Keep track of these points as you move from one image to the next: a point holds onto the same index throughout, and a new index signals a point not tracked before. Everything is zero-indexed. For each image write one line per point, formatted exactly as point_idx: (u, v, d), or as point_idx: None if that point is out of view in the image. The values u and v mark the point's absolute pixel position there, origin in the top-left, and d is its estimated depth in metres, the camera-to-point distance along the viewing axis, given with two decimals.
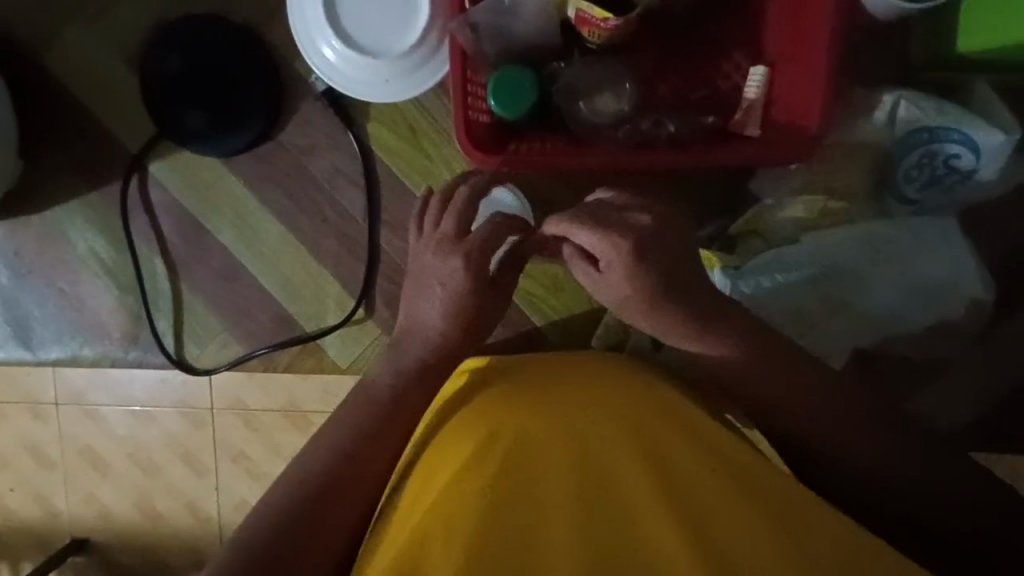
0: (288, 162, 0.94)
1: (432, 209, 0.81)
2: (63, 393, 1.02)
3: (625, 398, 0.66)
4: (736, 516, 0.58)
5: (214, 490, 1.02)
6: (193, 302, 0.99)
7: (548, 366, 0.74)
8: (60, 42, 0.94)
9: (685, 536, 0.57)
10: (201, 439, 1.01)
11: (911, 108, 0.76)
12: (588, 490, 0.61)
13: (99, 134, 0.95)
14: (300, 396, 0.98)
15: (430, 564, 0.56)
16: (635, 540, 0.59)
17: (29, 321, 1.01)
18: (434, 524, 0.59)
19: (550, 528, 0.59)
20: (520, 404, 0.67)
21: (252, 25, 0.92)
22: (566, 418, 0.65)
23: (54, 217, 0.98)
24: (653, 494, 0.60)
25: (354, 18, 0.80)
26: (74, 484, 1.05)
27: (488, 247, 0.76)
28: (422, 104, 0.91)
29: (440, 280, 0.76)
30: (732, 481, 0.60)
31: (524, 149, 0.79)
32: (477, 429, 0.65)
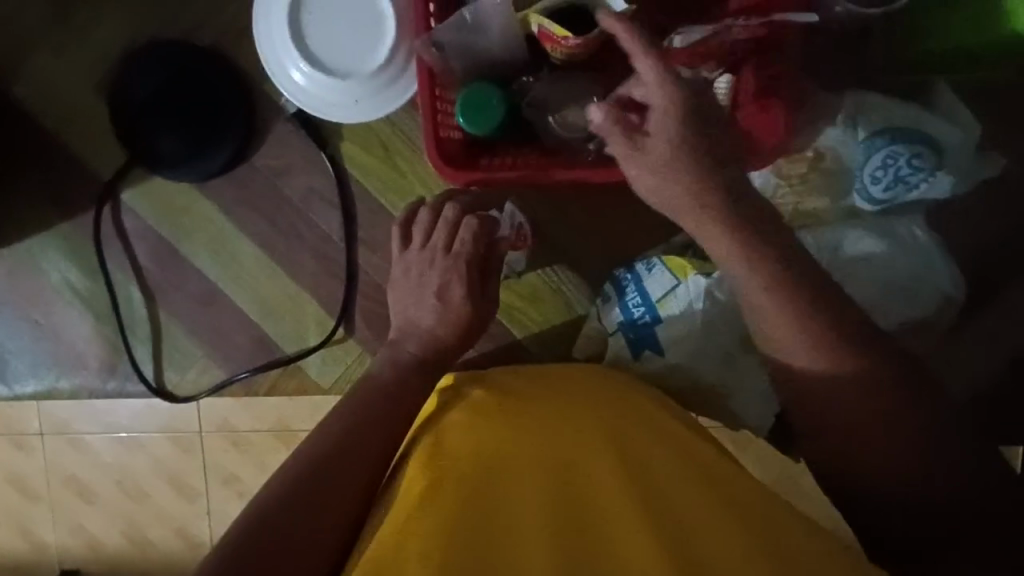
0: (262, 185, 0.94)
1: (421, 223, 0.81)
2: (47, 424, 1.00)
3: (604, 418, 0.68)
4: (714, 517, 0.58)
5: (201, 515, 1.02)
6: (172, 328, 0.98)
7: (535, 377, 0.76)
8: (27, 73, 0.93)
9: (663, 533, 0.57)
10: (188, 464, 1.00)
11: (870, 112, 0.78)
12: (566, 501, 0.60)
13: (69, 164, 0.95)
14: (289, 416, 0.97)
15: (406, 552, 0.55)
16: (613, 543, 0.57)
17: (4, 356, 0.99)
18: (408, 533, 0.57)
19: (528, 523, 0.58)
20: (508, 412, 0.68)
21: (218, 48, 0.91)
22: (552, 426, 0.66)
23: (27, 249, 0.97)
24: (633, 504, 0.59)
25: (322, 40, 0.80)
26: (59, 516, 1.03)
27: (473, 256, 0.79)
28: (394, 123, 0.91)
29: (432, 295, 0.79)
30: (708, 489, 0.61)
31: (499, 163, 0.81)
32: (465, 436, 0.66)
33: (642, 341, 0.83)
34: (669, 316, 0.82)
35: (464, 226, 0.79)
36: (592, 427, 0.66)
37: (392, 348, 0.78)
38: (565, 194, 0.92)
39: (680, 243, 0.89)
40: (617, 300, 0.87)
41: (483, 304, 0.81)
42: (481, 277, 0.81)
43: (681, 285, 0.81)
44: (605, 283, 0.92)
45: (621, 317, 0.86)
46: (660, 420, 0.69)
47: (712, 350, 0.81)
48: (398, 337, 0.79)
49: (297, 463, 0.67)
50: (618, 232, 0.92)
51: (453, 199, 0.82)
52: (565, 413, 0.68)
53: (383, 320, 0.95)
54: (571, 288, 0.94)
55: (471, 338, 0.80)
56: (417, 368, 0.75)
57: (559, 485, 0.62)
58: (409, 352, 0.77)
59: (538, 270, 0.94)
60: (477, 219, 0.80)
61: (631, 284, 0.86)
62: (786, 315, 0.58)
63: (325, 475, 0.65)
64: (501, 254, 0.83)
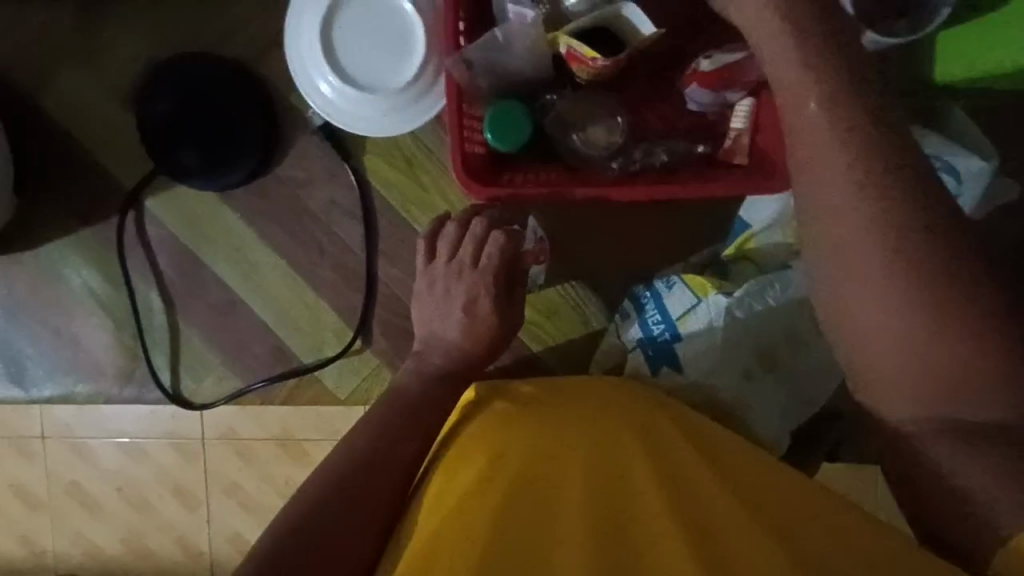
0: (285, 196, 0.95)
1: (446, 237, 0.82)
2: (49, 428, 1.01)
3: (632, 419, 0.71)
4: (739, 516, 0.60)
5: (206, 525, 1.02)
6: (191, 337, 0.98)
7: (560, 383, 0.78)
8: (57, 83, 0.95)
9: (691, 533, 0.59)
10: (190, 471, 1.01)
11: None
12: (599, 496, 0.63)
13: (94, 172, 0.96)
14: (295, 425, 0.98)
15: (448, 554, 0.58)
16: (642, 543, 0.59)
17: (22, 361, 1.00)
18: (447, 535, 0.60)
19: (560, 521, 0.61)
20: (537, 419, 0.71)
21: (245, 61, 0.93)
22: (581, 431, 0.69)
23: (49, 256, 0.98)
24: (662, 504, 0.62)
25: (351, 55, 0.81)
26: (57, 522, 1.03)
27: (500, 269, 0.80)
28: (419, 137, 0.93)
29: (455, 308, 0.80)
30: (733, 488, 0.63)
31: (520, 178, 0.81)
32: (495, 442, 0.68)
33: (660, 358, 0.84)
34: (688, 333, 0.83)
35: (491, 240, 0.80)
36: (620, 433, 0.69)
37: (419, 359, 0.81)
38: (586, 211, 0.93)
39: (699, 262, 0.91)
40: (637, 316, 0.88)
41: (511, 317, 0.82)
42: (507, 288, 0.82)
43: (701, 304, 0.83)
44: (623, 300, 0.93)
45: (640, 334, 0.87)
46: (686, 420, 0.72)
47: (730, 368, 0.81)
48: (422, 349, 0.82)
49: (313, 490, 0.68)
50: (638, 249, 0.93)
51: (480, 213, 0.82)
52: (592, 419, 0.71)
53: (402, 332, 0.96)
54: (590, 302, 0.95)
55: (496, 351, 0.82)
56: (442, 379, 0.79)
57: (592, 481, 0.64)
58: (436, 363, 0.80)
59: (558, 285, 0.95)
60: (504, 234, 0.80)
61: (651, 301, 0.87)
62: (850, 170, 0.56)
63: (345, 502, 0.66)
64: (525, 267, 0.84)
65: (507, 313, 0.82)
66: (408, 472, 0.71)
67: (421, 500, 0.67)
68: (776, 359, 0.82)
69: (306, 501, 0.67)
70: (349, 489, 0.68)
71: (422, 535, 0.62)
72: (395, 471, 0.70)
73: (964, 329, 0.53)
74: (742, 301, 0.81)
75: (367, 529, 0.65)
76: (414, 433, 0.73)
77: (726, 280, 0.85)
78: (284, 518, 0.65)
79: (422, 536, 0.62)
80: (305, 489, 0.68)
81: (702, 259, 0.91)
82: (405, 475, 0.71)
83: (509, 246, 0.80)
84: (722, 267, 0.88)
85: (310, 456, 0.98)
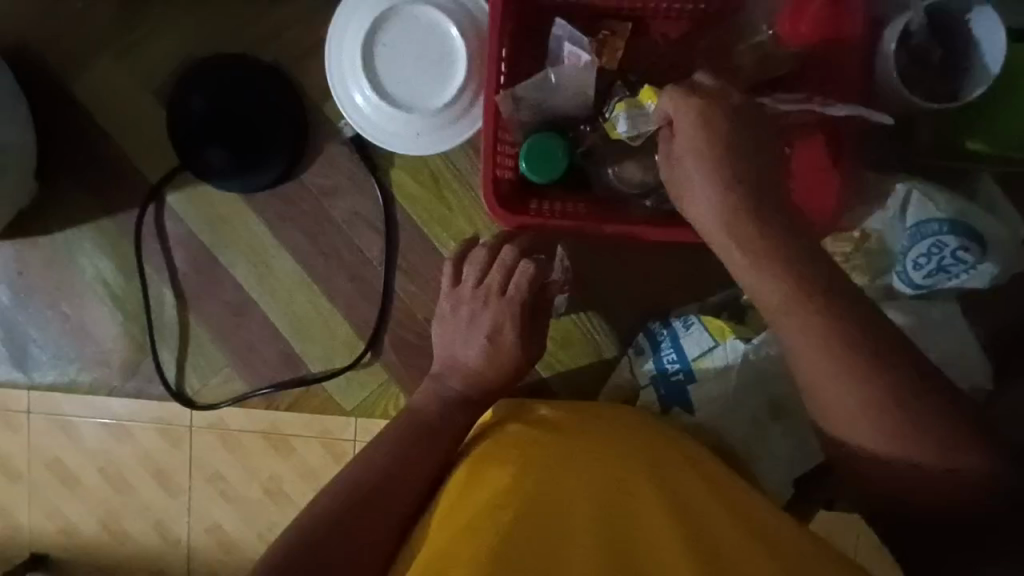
0: (308, 202, 0.94)
1: (476, 259, 0.82)
2: (37, 404, 1.00)
3: (651, 455, 0.71)
4: (748, 546, 0.61)
5: (186, 512, 1.01)
6: (201, 335, 0.97)
7: (576, 410, 0.80)
8: (88, 69, 0.94)
9: (702, 557, 0.60)
10: (176, 458, 1.00)
11: (922, 199, 0.79)
12: (612, 523, 0.63)
13: (118, 162, 0.95)
14: (282, 422, 0.97)
15: (458, 557, 0.59)
16: (651, 561, 0.60)
17: (26, 343, 0.99)
18: (456, 549, 0.61)
19: (571, 538, 0.62)
20: (552, 440, 0.72)
21: (282, 66, 0.92)
22: (595, 455, 0.70)
23: (64, 241, 0.97)
24: (673, 528, 0.63)
25: (390, 70, 0.81)
26: (41, 500, 1.03)
27: (527, 299, 0.80)
28: (449, 158, 0.92)
29: (475, 334, 0.81)
30: (743, 521, 0.64)
31: (547, 209, 0.81)
32: (510, 458, 0.69)
33: (672, 396, 0.84)
34: (703, 373, 0.84)
35: (520, 270, 0.80)
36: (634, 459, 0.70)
37: (437, 381, 0.81)
38: (609, 246, 0.93)
39: (715, 304, 0.91)
40: (651, 353, 0.88)
41: (534, 349, 0.82)
42: (530, 319, 0.82)
43: (715, 348, 0.84)
44: (637, 335, 0.93)
45: (654, 369, 0.87)
46: (703, 464, 0.72)
47: (741, 415, 0.81)
48: (439, 372, 0.82)
49: (323, 505, 0.69)
50: (656, 285, 0.93)
51: (510, 241, 0.82)
52: (607, 444, 0.72)
53: (413, 348, 0.95)
54: (605, 335, 0.95)
55: (513, 380, 0.82)
56: (459, 405, 0.79)
57: (606, 510, 0.65)
58: (454, 388, 0.80)
59: (575, 314, 0.95)
60: (534, 265, 0.80)
61: (667, 340, 0.87)
62: (834, 273, 0.61)
63: (355, 520, 0.67)
64: (551, 296, 0.85)
65: (530, 346, 0.82)
66: (416, 498, 0.71)
67: (433, 515, 0.68)
68: (786, 408, 0.82)
69: (313, 518, 0.67)
70: (356, 512, 0.68)
71: (431, 549, 0.63)
72: (405, 494, 0.70)
73: (936, 402, 0.57)
74: (759, 346, 0.82)
75: (373, 550, 0.66)
76: (428, 460, 0.73)
77: (744, 324, 0.86)
78: (291, 531, 0.67)
79: (431, 551, 0.63)
80: (312, 507, 0.69)
81: (719, 301, 0.91)
82: (412, 501, 0.71)
83: (537, 277, 0.80)
84: (739, 309, 0.89)
85: (293, 449, 0.98)
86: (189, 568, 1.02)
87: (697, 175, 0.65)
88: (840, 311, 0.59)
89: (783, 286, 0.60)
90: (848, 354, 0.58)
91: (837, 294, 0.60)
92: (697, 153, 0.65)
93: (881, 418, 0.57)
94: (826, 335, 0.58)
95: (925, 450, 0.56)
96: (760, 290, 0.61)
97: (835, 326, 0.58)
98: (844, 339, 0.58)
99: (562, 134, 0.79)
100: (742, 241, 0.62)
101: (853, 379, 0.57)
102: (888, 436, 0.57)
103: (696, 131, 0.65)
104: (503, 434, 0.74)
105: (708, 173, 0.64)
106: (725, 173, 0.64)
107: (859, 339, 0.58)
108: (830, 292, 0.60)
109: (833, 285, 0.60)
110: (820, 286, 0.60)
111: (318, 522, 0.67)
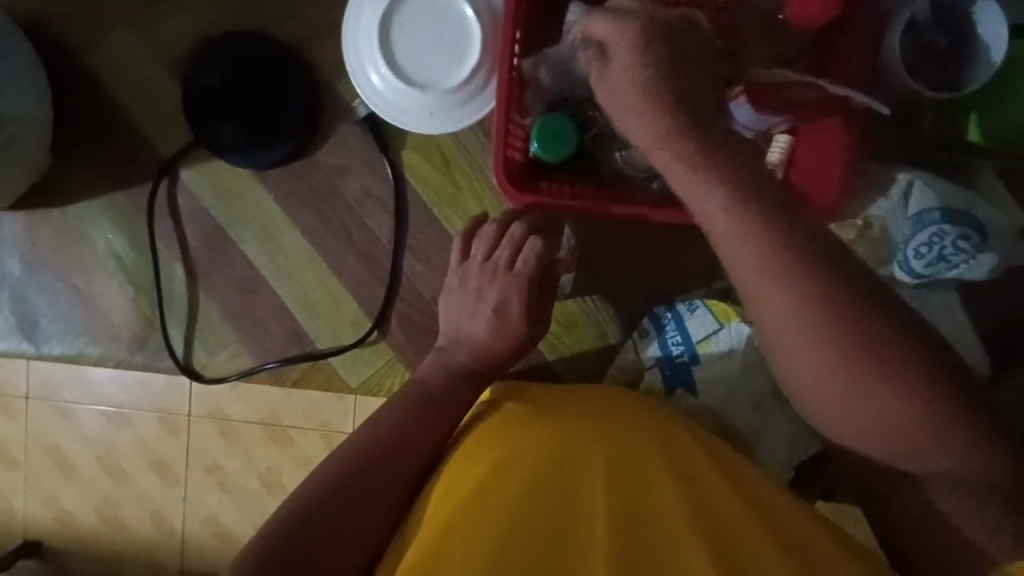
0: (320, 181, 0.96)
1: (486, 234, 0.84)
2: (34, 389, 1.01)
3: (657, 436, 0.70)
4: (753, 532, 0.63)
5: (181, 502, 1.02)
6: (210, 310, 0.98)
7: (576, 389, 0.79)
8: (108, 44, 0.95)
9: (707, 543, 0.62)
10: (179, 435, 1.01)
11: (924, 187, 0.82)
12: (617, 509, 0.65)
13: (133, 136, 0.96)
14: (282, 410, 0.99)
15: (460, 547, 0.61)
16: (658, 550, 0.63)
17: (35, 315, 1.00)
18: (459, 536, 0.62)
19: (576, 526, 0.64)
20: (551, 419, 0.71)
21: (298, 45, 0.93)
22: (598, 434, 0.69)
23: (76, 214, 0.98)
24: (680, 514, 0.64)
25: (407, 50, 0.82)
26: (42, 474, 1.04)
27: (535, 274, 0.82)
28: (459, 139, 0.94)
29: (483, 308, 0.82)
30: (748, 503, 0.65)
31: (556, 189, 0.82)
32: (511, 438, 0.69)
33: (677, 378, 0.86)
34: (707, 356, 0.85)
35: (529, 246, 0.82)
36: (639, 439, 0.69)
37: (442, 354, 0.82)
38: (615, 229, 0.94)
39: (721, 289, 0.92)
40: (656, 335, 0.90)
41: (539, 325, 0.84)
42: (538, 295, 0.83)
43: (721, 331, 0.85)
44: (642, 319, 0.94)
45: (658, 352, 0.89)
46: (709, 442, 0.72)
47: (742, 394, 0.83)
48: (446, 345, 0.83)
49: (324, 476, 0.69)
50: (661, 270, 0.94)
51: (519, 218, 0.85)
52: (610, 423, 0.71)
53: (419, 327, 0.97)
54: (608, 318, 0.96)
55: (519, 355, 0.84)
56: (465, 378, 0.80)
57: (611, 494, 0.65)
58: (460, 361, 0.81)
59: (580, 297, 0.96)
60: (542, 241, 0.82)
61: (672, 322, 0.89)
62: None
63: (350, 501, 0.67)
64: (558, 275, 0.86)
65: (535, 322, 0.83)
66: (423, 467, 0.73)
67: (431, 493, 0.69)
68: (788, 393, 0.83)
69: (321, 484, 0.69)
70: (363, 479, 0.69)
71: (429, 532, 0.64)
72: (404, 472, 0.71)
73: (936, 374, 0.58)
74: None
75: (373, 524, 0.67)
76: (433, 431, 0.75)
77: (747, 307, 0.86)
78: (289, 503, 0.67)
79: (429, 534, 0.64)
80: (319, 474, 0.70)
81: (726, 288, 0.92)
82: (419, 469, 0.72)
83: (546, 253, 0.82)
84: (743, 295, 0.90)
85: (291, 441, 0.99)
86: (182, 556, 1.03)
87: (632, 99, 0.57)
88: (847, 300, 0.53)
89: (757, 250, 0.54)
90: (850, 349, 0.53)
91: (836, 278, 0.54)
92: (637, 82, 0.57)
93: None
94: (817, 326, 0.53)
95: (927, 443, 0.56)
96: (741, 263, 0.54)
97: (839, 316, 0.53)
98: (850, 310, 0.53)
99: (580, 121, 0.80)
100: (723, 200, 0.55)
101: (857, 360, 0.53)
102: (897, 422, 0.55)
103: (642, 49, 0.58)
104: (501, 414, 0.73)
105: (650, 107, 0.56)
106: (684, 109, 0.56)
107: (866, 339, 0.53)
108: (842, 273, 0.54)
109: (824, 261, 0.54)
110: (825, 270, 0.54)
111: (325, 487, 0.68)
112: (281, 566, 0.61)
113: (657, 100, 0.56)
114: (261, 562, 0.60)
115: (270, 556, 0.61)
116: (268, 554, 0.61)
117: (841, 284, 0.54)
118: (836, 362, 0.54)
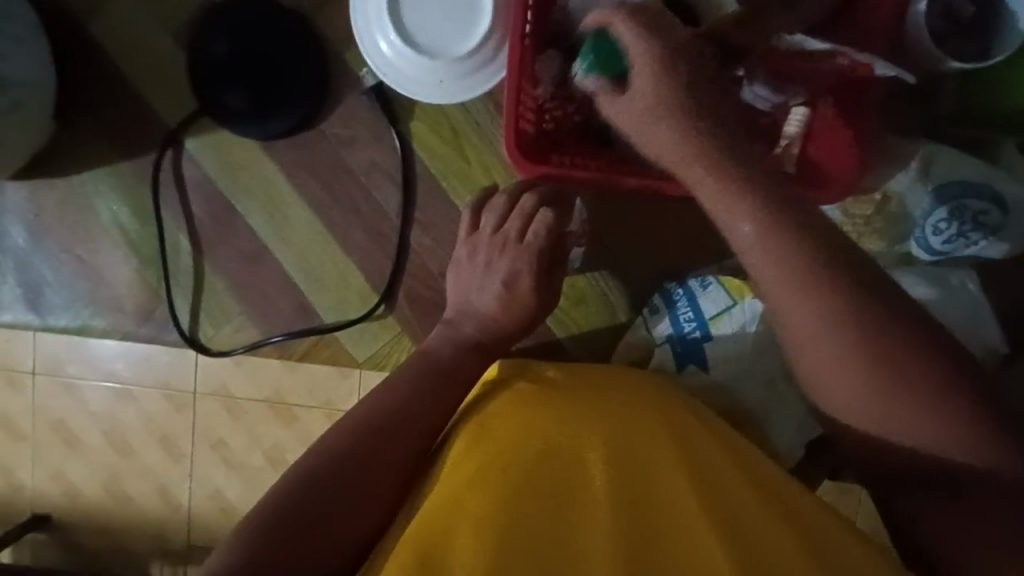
0: (327, 153, 0.94)
1: (495, 207, 0.83)
2: (40, 365, 1.01)
3: (672, 421, 0.69)
4: (768, 520, 0.61)
5: (188, 479, 1.02)
6: (216, 283, 0.98)
7: (589, 370, 0.78)
8: (111, 10, 0.93)
9: (720, 529, 0.61)
10: (185, 409, 1.01)
11: (946, 161, 0.80)
12: (627, 491, 0.64)
13: (138, 105, 0.95)
14: (287, 388, 0.98)
15: (466, 523, 0.61)
16: (668, 533, 0.61)
17: (41, 284, 0.99)
18: (464, 510, 0.62)
19: (585, 505, 0.62)
20: (562, 399, 0.70)
21: (304, 13, 0.91)
22: (608, 416, 0.68)
23: (81, 185, 0.97)
24: (692, 498, 0.63)
25: (417, 16, 0.80)
26: (49, 445, 1.03)
27: (545, 247, 0.81)
28: (468, 110, 0.92)
29: (495, 279, 0.81)
30: (765, 494, 0.64)
31: (568, 162, 0.79)
32: (519, 416, 0.68)
33: (688, 354, 0.85)
34: (720, 334, 0.84)
35: (539, 219, 0.81)
36: (651, 423, 0.68)
37: (450, 327, 0.81)
38: (627, 201, 0.92)
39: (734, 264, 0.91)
40: (667, 311, 0.88)
41: (549, 299, 0.83)
42: (548, 267, 0.83)
43: (733, 309, 0.84)
44: (653, 295, 0.93)
45: (670, 329, 0.87)
46: (722, 430, 0.70)
47: (755, 372, 0.82)
48: (455, 318, 0.82)
49: (330, 444, 0.69)
50: (674, 247, 0.93)
51: (531, 188, 0.83)
52: (621, 407, 0.70)
53: (426, 302, 0.95)
54: (617, 294, 0.95)
55: (527, 328, 0.83)
56: (472, 351, 0.79)
57: (620, 476, 0.64)
58: (468, 334, 0.80)
59: (589, 273, 0.95)
60: (553, 215, 0.81)
61: (683, 298, 0.87)
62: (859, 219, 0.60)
63: (356, 472, 0.67)
64: (568, 248, 0.85)
65: (544, 296, 0.82)
66: (428, 440, 0.72)
67: (438, 468, 0.68)
68: None
69: (326, 456, 0.67)
70: (370, 449, 0.68)
71: (435, 505, 0.64)
72: (412, 443, 0.71)
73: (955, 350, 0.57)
74: None
75: (379, 497, 0.67)
76: (439, 403, 0.74)
77: None
78: (295, 469, 0.67)
79: (435, 508, 0.63)
80: (324, 443, 0.69)
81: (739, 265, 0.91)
82: (424, 442, 0.72)
83: (556, 226, 0.81)
84: None
85: (298, 419, 0.99)
86: (189, 533, 1.03)
87: (654, 120, 0.64)
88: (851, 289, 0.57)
89: (770, 247, 0.58)
90: (863, 332, 0.55)
91: (849, 287, 0.57)
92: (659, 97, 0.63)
93: (907, 395, 0.55)
94: (824, 313, 0.56)
95: (937, 427, 0.55)
96: (756, 254, 0.59)
97: (843, 302, 0.56)
98: (852, 297, 0.56)
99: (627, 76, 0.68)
100: (739, 186, 0.60)
101: (866, 335, 0.55)
102: (907, 406, 0.55)
103: (661, 94, 0.63)
104: (510, 391, 0.73)
105: (663, 110, 0.63)
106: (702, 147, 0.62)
107: (877, 334, 0.55)
108: (845, 270, 0.57)
109: (836, 256, 0.58)
110: (830, 263, 0.57)
111: (330, 458, 0.67)
112: (285, 535, 0.61)
113: (678, 110, 0.62)
114: (264, 533, 0.60)
115: (273, 526, 0.61)
116: (272, 523, 0.61)
117: (834, 283, 0.57)
118: (847, 340, 0.56)
